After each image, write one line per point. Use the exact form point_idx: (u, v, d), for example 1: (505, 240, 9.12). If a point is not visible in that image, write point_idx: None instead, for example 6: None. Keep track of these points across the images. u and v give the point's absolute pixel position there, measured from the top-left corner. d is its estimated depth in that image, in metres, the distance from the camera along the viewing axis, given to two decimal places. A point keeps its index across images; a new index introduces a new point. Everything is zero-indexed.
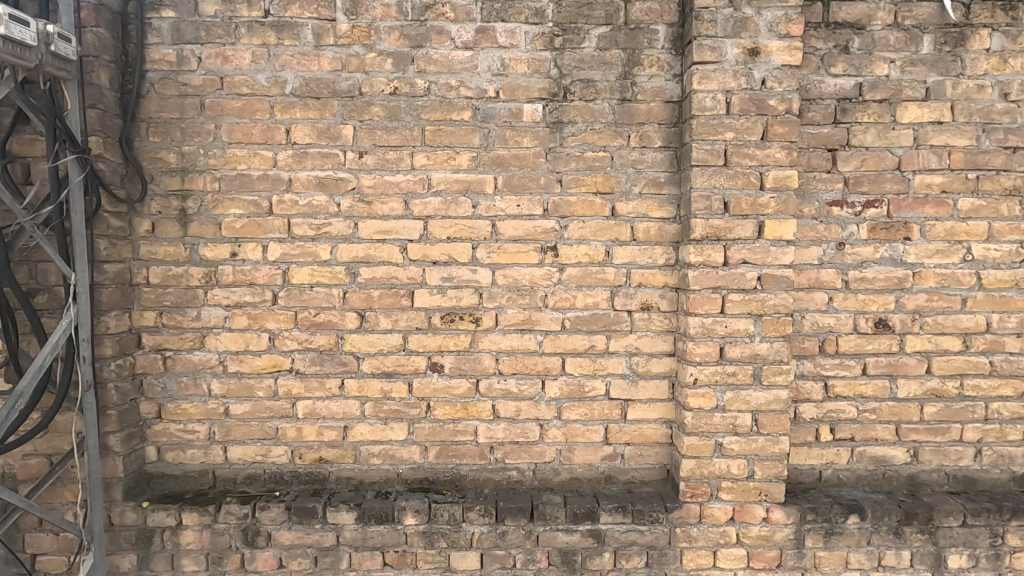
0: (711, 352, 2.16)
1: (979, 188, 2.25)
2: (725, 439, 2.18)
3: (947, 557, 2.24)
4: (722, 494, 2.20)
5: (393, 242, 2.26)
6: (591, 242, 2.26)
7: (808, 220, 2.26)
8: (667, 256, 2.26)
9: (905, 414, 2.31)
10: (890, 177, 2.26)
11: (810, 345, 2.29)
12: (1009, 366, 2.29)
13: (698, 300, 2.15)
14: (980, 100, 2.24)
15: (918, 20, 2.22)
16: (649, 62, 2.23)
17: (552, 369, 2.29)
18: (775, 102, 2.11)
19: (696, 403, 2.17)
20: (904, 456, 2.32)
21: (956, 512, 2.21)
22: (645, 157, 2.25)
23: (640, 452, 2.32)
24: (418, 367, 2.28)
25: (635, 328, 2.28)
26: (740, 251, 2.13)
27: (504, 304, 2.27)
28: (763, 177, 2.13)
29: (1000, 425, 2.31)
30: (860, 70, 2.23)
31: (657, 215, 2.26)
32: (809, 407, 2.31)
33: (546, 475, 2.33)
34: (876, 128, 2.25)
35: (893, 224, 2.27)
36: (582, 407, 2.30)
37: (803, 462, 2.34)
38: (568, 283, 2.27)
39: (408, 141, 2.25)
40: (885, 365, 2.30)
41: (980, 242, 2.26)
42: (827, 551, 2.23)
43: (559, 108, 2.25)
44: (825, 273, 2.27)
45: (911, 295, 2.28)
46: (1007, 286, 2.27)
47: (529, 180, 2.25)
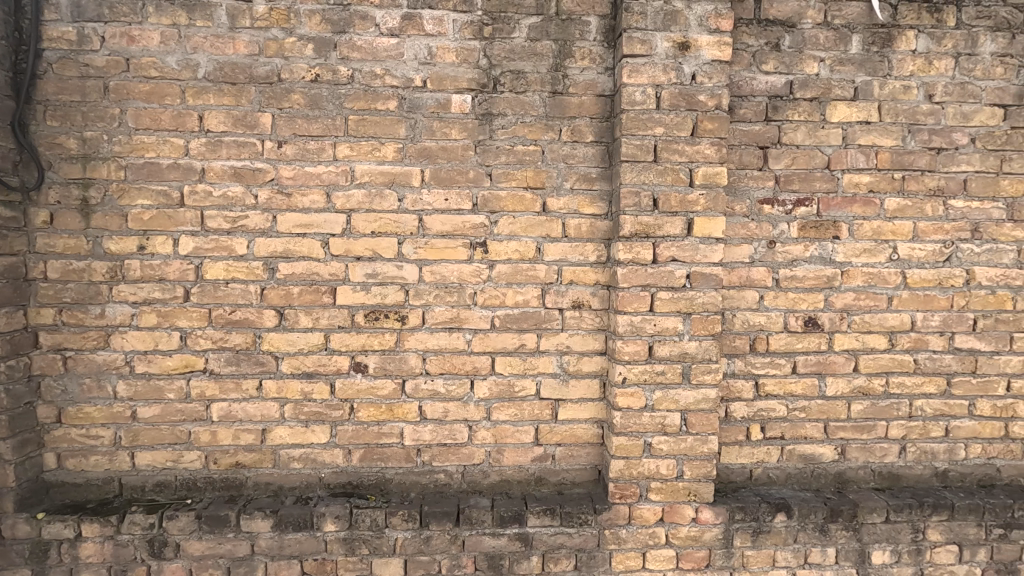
0: (640, 351, 2.12)
1: (905, 188, 2.28)
2: (654, 438, 2.15)
3: (870, 553, 2.26)
4: (651, 494, 2.17)
5: (315, 237, 2.16)
6: (521, 238, 2.20)
7: (739, 218, 2.25)
8: (598, 253, 2.22)
9: (833, 412, 2.32)
10: (819, 176, 2.26)
11: (741, 343, 2.28)
12: (933, 363, 2.32)
13: (627, 298, 2.11)
14: (906, 101, 2.26)
15: (847, 20, 2.23)
16: (581, 54, 2.18)
17: (481, 369, 2.23)
18: (705, 98, 2.08)
19: (625, 402, 2.14)
20: (832, 454, 2.34)
21: (879, 509, 2.23)
22: (576, 152, 2.20)
23: (570, 453, 2.28)
24: (341, 367, 2.19)
25: (567, 327, 2.23)
26: (669, 248, 2.10)
27: (432, 301, 2.20)
28: (692, 174, 2.10)
29: (924, 422, 2.34)
30: (791, 68, 2.23)
31: (588, 211, 2.21)
32: (740, 406, 2.30)
33: (475, 477, 2.27)
34: (806, 126, 2.24)
35: (822, 223, 2.27)
36: (512, 407, 2.24)
37: (733, 461, 2.33)
38: (498, 280, 2.21)
39: (330, 131, 2.14)
40: (813, 364, 2.30)
41: (905, 242, 2.29)
42: (754, 550, 2.23)
43: (488, 100, 2.18)
44: (756, 271, 2.26)
45: (840, 294, 2.29)
46: (931, 285, 2.30)
47: (458, 173, 2.18)
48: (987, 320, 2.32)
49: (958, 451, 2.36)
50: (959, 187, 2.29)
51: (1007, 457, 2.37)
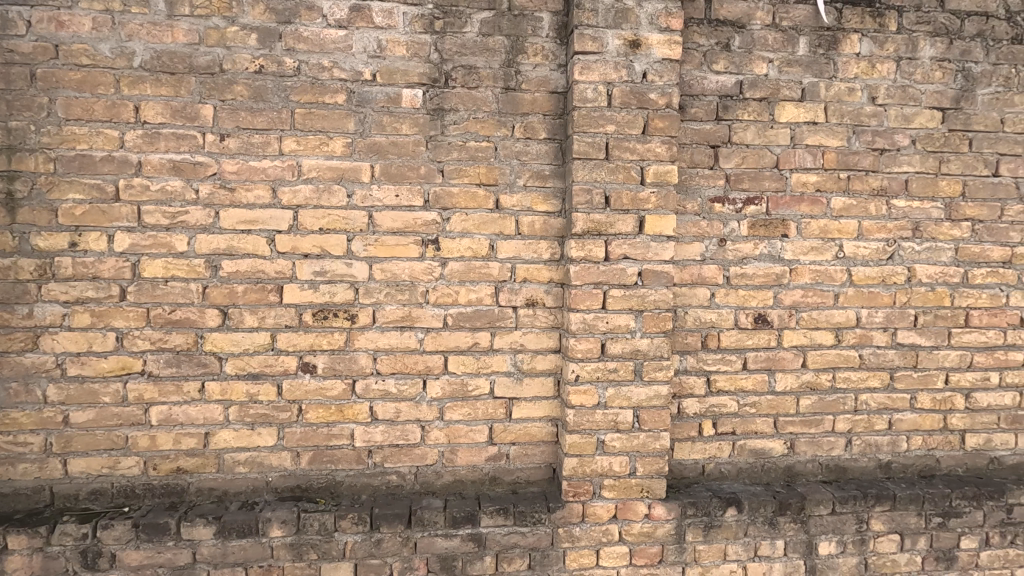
0: (593, 349, 2.12)
1: (850, 187, 2.33)
2: (607, 436, 2.15)
3: (817, 545, 2.31)
4: (604, 492, 2.17)
5: (260, 233, 2.09)
6: (474, 235, 2.18)
7: (691, 216, 2.27)
8: (552, 251, 2.21)
9: (782, 407, 2.36)
10: (768, 175, 2.29)
11: (693, 340, 2.30)
12: (877, 358, 2.39)
13: (580, 296, 2.10)
14: (851, 103, 2.31)
15: (794, 22, 2.27)
16: (533, 50, 2.17)
17: (433, 368, 2.19)
18: (655, 96, 2.09)
19: (578, 400, 2.13)
20: (781, 448, 2.38)
21: (826, 501, 2.28)
22: (529, 149, 2.19)
23: (525, 452, 2.26)
24: (289, 368, 2.13)
25: (520, 325, 2.22)
26: (621, 246, 2.10)
27: (383, 299, 2.16)
28: (644, 172, 2.10)
29: (868, 415, 2.41)
30: (741, 68, 2.26)
31: (542, 208, 2.19)
32: (692, 402, 2.32)
33: (428, 478, 2.24)
34: (755, 126, 2.28)
35: (771, 221, 2.31)
36: (465, 406, 2.22)
37: (686, 457, 2.35)
38: (450, 278, 2.18)
39: (276, 124, 2.08)
40: (763, 360, 2.34)
41: (850, 240, 2.34)
42: (706, 544, 2.26)
43: (440, 95, 2.15)
44: (707, 269, 2.28)
45: (788, 291, 2.33)
46: (875, 282, 2.37)
47: (409, 169, 2.14)
48: (927, 316, 2.39)
49: (900, 443, 2.43)
50: (901, 187, 2.36)
51: (946, 448, 2.45)
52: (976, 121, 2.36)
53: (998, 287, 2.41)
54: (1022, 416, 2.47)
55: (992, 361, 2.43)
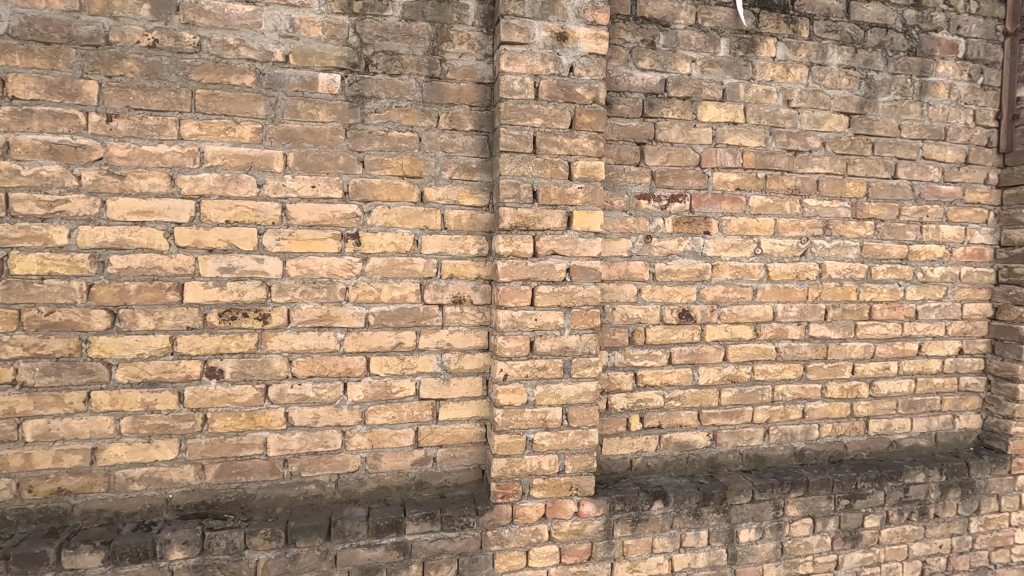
0: (522, 347, 2.08)
1: (767, 187, 2.42)
2: (536, 435, 2.12)
3: (738, 532, 2.39)
4: (534, 491, 2.14)
5: (156, 225, 1.89)
6: (397, 230, 2.07)
7: (618, 213, 2.27)
8: (479, 246, 2.14)
9: (705, 400, 2.42)
10: (692, 173, 2.34)
11: (621, 336, 2.31)
12: (791, 351, 2.50)
13: (507, 293, 2.05)
14: (768, 105, 2.40)
15: (715, 24, 2.32)
16: (459, 38, 2.09)
17: (354, 370, 2.07)
18: (582, 90, 2.07)
19: (506, 399, 2.08)
20: (705, 440, 2.44)
21: (745, 490, 2.36)
22: (455, 140, 2.11)
23: (452, 454, 2.19)
24: (191, 373, 1.95)
25: (447, 323, 2.14)
26: (549, 242, 2.07)
27: (298, 298, 2.01)
28: (571, 167, 2.08)
29: (784, 406, 2.51)
30: (665, 67, 2.29)
31: (468, 202, 2.12)
32: (620, 397, 2.33)
33: (349, 486, 2.12)
34: (679, 124, 2.31)
35: (695, 218, 2.35)
36: (389, 409, 2.11)
37: (614, 453, 2.36)
38: (372, 274, 2.06)
39: (174, 105, 1.89)
40: (687, 355, 2.39)
41: (767, 237, 2.43)
42: (633, 538, 2.28)
43: (360, 81, 2.03)
44: (634, 265, 2.30)
45: (711, 286, 2.39)
46: (790, 278, 2.47)
47: (325, 158, 2.01)
48: (835, 310, 2.53)
49: (813, 431, 2.55)
50: (813, 187, 2.47)
51: (852, 434, 2.60)
52: (878, 127, 2.51)
53: (897, 282, 2.58)
54: (917, 402, 2.66)
55: (892, 351, 2.60)
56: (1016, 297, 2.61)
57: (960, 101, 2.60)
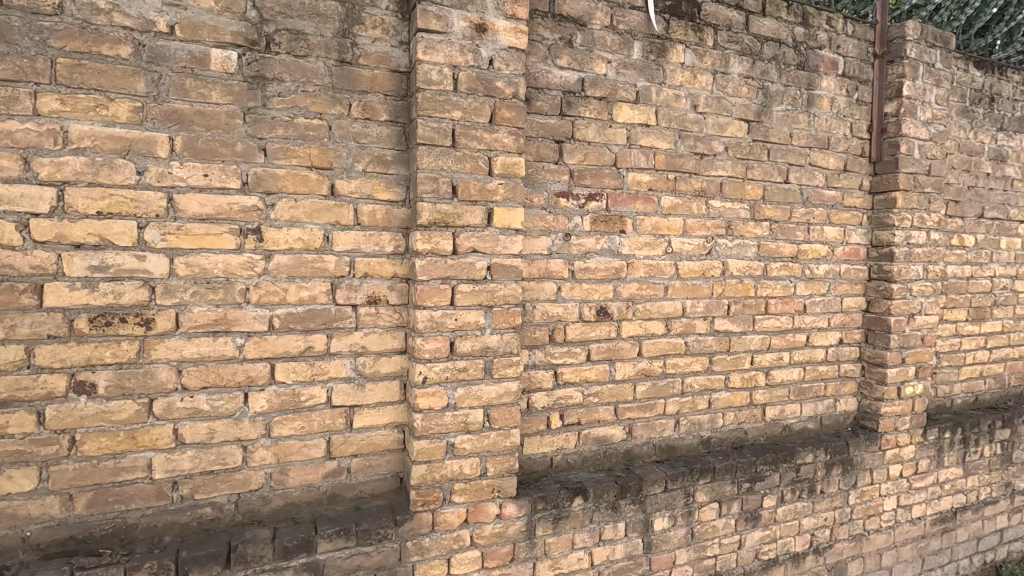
0: (441, 348, 2.00)
1: (677, 188, 2.52)
2: (457, 438, 2.05)
3: (653, 521, 2.47)
4: (455, 497, 2.07)
5: (4, 216, 1.60)
6: (304, 224, 1.91)
7: (537, 210, 2.26)
8: (395, 243, 2.03)
9: (621, 395, 2.48)
10: (608, 172, 2.38)
11: (541, 335, 2.30)
12: (699, 345, 2.62)
13: (426, 292, 1.96)
14: (677, 108, 2.49)
15: (629, 26, 2.38)
16: (371, 22, 1.97)
17: (257, 379, 1.89)
18: (502, 85, 2.03)
19: (426, 403, 1.99)
20: (621, 434, 2.50)
21: (659, 480, 2.45)
22: (368, 131, 1.99)
23: (368, 464, 2.07)
24: (55, 390, 1.67)
25: (361, 325, 2.01)
26: (469, 239, 2.01)
27: (188, 300, 1.79)
28: (492, 162, 2.03)
29: (692, 397, 2.63)
30: (583, 66, 2.30)
31: (383, 197, 2.01)
32: (540, 396, 2.32)
33: (251, 505, 1.93)
34: (596, 123, 2.34)
35: (611, 217, 2.40)
36: (297, 420, 1.95)
37: (536, 452, 2.35)
38: (277, 273, 1.89)
39: (28, 75, 1.61)
40: (605, 351, 2.43)
41: (677, 237, 2.54)
42: (555, 536, 2.28)
43: (260, 60, 1.84)
44: (554, 263, 2.30)
45: (626, 284, 2.45)
46: (697, 275, 2.59)
47: (220, 144, 1.80)
48: (737, 305, 2.69)
49: (718, 420, 2.70)
50: (717, 189, 2.61)
51: (752, 421, 2.79)
52: (773, 134, 2.70)
53: (789, 279, 2.80)
54: (805, 388, 2.90)
55: (785, 342, 2.82)
56: (885, 291, 2.92)
57: (839, 114, 2.86)
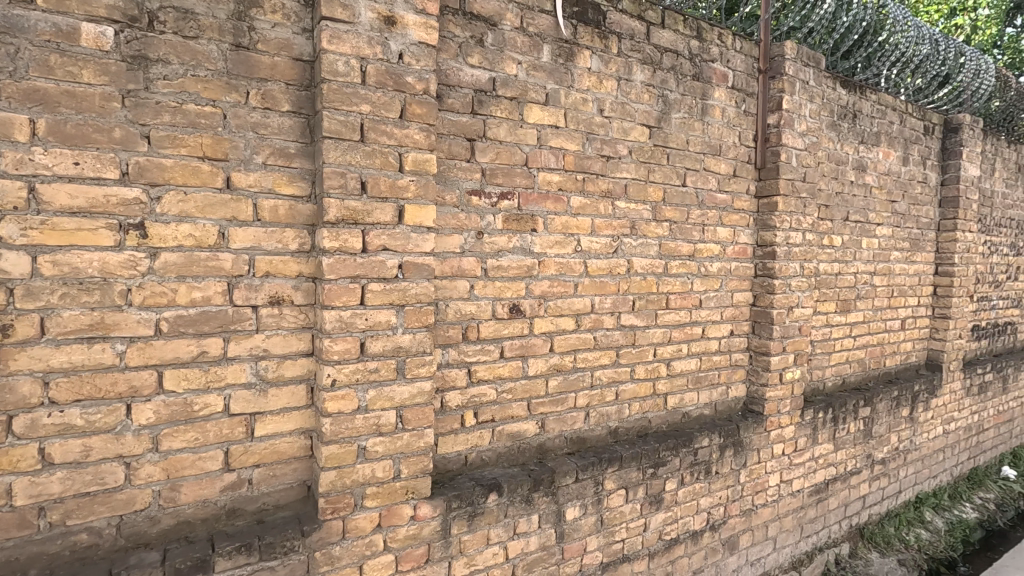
0: (351, 349, 1.93)
1: (585, 189, 2.61)
2: (369, 441, 1.99)
3: (565, 511, 2.55)
4: (367, 501, 2.01)
5: None
6: (196, 220, 1.77)
7: (449, 208, 2.25)
8: (300, 240, 1.93)
9: (534, 390, 2.53)
10: (520, 172, 2.41)
11: (454, 333, 2.29)
12: (607, 339, 2.74)
13: (334, 292, 1.89)
14: (585, 112, 2.58)
15: (539, 29, 2.42)
16: (271, 6, 1.86)
17: (142, 389, 1.72)
18: (412, 80, 1.99)
19: (335, 407, 1.92)
20: (534, 428, 2.55)
21: (571, 471, 2.53)
22: (269, 121, 1.88)
23: (272, 473, 1.96)
24: None
25: (263, 327, 1.89)
26: (379, 237, 1.95)
27: (57, 303, 1.60)
28: (402, 158, 1.99)
29: (601, 389, 2.75)
30: (494, 65, 2.32)
31: (286, 191, 1.90)
32: (454, 394, 2.31)
33: (137, 527, 1.76)
34: (507, 123, 2.36)
35: (523, 216, 2.44)
36: (190, 431, 1.80)
37: (450, 451, 2.34)
38: (164, 272, 1.73)
39: None
40: (518, 348, 2.47)
41: (585, 236, 2.63)
42: (470, 533, 2.29)
43: (141, 39, 1.68)
44: (466, 261, 2.30)
45: (538, 282, 2.50)
46: (605, 273, 2.70)
47: (93, 130, 1.62)
48: (641, 301, 2.84)
49: (624, 410, 2.84)
50: (622, 190, 2.73)
51: (655, 410, 2.96)
52: (672, 140, 2.88)
53: (687, 276, 2.99)
54: (701, 377, 3.13)
55: (683, 335, 3.01)
56: (769, 287, 3.21)
57: (730, 123, 3.10)
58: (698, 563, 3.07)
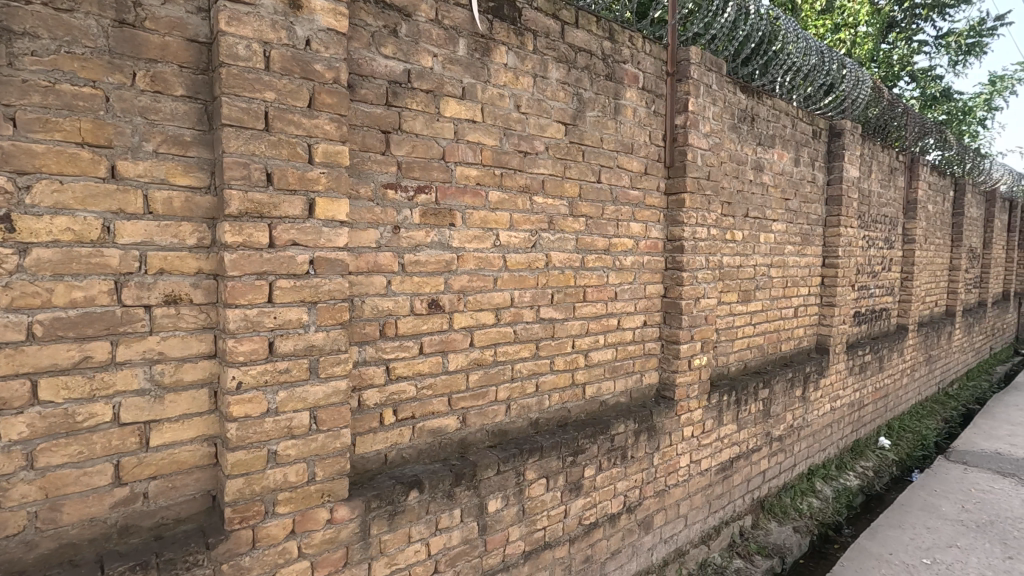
0: (258, 349, 1.84)
1: (503, 183, 2.63)
2: (280, 445, 1.91)
3: (487, 504, 2.58)
4: (279, 508, 1.92)
5: None
6: (75, 212, 1.61)
7: (364, 202, 2.18)
8: (198, 235, 1.81)
9: (454, 385, 2.52)
10: (437, 166, 2.39)
11: (371, 330, 2.24)
12: (526, 332, 2.78)
13: (238, 290, 1.78)
14: (501, 107, 2.60)
15: (454, 23, 2.41)
16: None
17: (14, 400, 1.54)
18: (321, 68, 1.92)
19: (242, 410, 1.82)
20: (455, 424, 2.55)
21: (492, 464, 2.55)
22: (159, 106, 1.74)
23: (171, 485, 1.83)
24: None
25: (158, 329, 1.75)
26: (288, 231, 1.87)
27: None
28: (311, 150, 1.92)
29: (521, 382, 2.79)
30: (408, 57, 2.28)
31: (181, 182, 1.77)
32: (372, 393, 2.26)
33: (10, 554, 1.58)
34: (423, 116, 2.33)
35: (440, 211, 2.42)
36: (72, 445, 1.64)
37: (369, 450, 2.29)
38: (36, 271, 1.56)
39: None
40: (437, 343, 2.45)
41: (504, 230, 2.65)
42: (390, 533, 2.26)
43: (3, 8, 1.50)
44: (382, 256, 2.25)
45: (457, 277, 2.49)
46: (524, 267, 2.74)
47: None
48: (559, 294, 2.90)
49: (544, 402, 2.90)
50: (540, 186, 2.78)
51: (574, 399, 3.05)
52: (587, 138, 2.96)
53: (602, 269, 3.10)
54: (618, 366, 3.26)
55: (600, 326, 3.12)
56: (678, 279, 3.40)
57: (641, 122, 3.23)
58: (616, 544, 3.21)
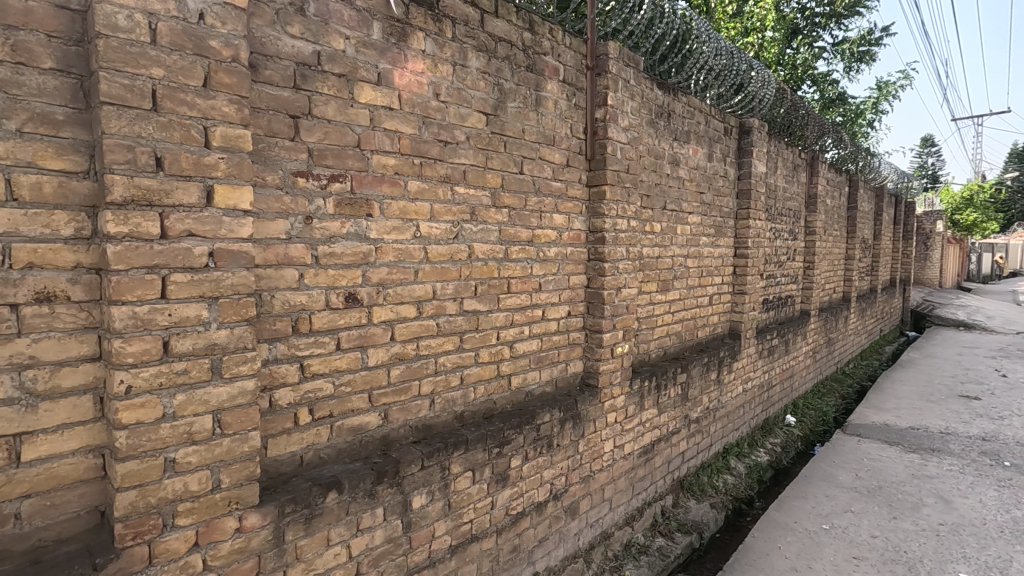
0: (150, 350, 1.69)
1: (422, 173, 2.56)
2: (178, 452, 1.76)
3: (411, 500, 2.53)
4: (179, 520, 1.78)
5: None
6: None
7: (272, 190, 2.06)
8: (75, 225, 1.63)
9: (374, 381, 2.44)
10: (352, 154, 2.29)
11: (282, 326, 2.12)
12: (450, 325, 2.74)
13: (125, 285, 1.63)
14: (420, 95, 2.53)
15: (368, 4, 2.31)
16: None
17: None
18: (218, 45, 1.78)
19: (132, 417, 1.66)
20: (376, 421, 2.48)
21: (416, 460, 2.50)
22: (23, 79, 1.54)
23: (50, 503, 1.65)
24: None
25: (28, 330, 1.57)
26: (182, 221, 1.72)
27: None
28: (208, 133, 1.77)
29: (445, 375, 2.75)
30: (318, 38, 2.16)
31: (52, 165, 1.59)
32: (285, 392, 2.15)
33: None
34: (336, 101, 2.23)
35: (356, 200, 2.32)
36: None
37: (283, 452, 2.18)
38: None
39: None
40: (356, 338, 2.36)
41: (424, 221, 2.59)
42: (307, 537, 2.16)
43: None
44: (293, 248, 2.13)
45: (375, 269, 2.41)
46: (446, 259, 2.70)
47: None
48: (482, 286, 2.89)
49: (469, 394, 2.88)
50: (461, 176, 2.74)
51: (500, 391, 3.05)
52: (508, 129, 2.95)
53: (526, 261, 3.11)
54: (543, 356, 3.30)
55: (524, 317, 3.14)
56: (600, 270, 3.47)
57: (562, 115, 3.26)
58: (543, 532, 3.25)
